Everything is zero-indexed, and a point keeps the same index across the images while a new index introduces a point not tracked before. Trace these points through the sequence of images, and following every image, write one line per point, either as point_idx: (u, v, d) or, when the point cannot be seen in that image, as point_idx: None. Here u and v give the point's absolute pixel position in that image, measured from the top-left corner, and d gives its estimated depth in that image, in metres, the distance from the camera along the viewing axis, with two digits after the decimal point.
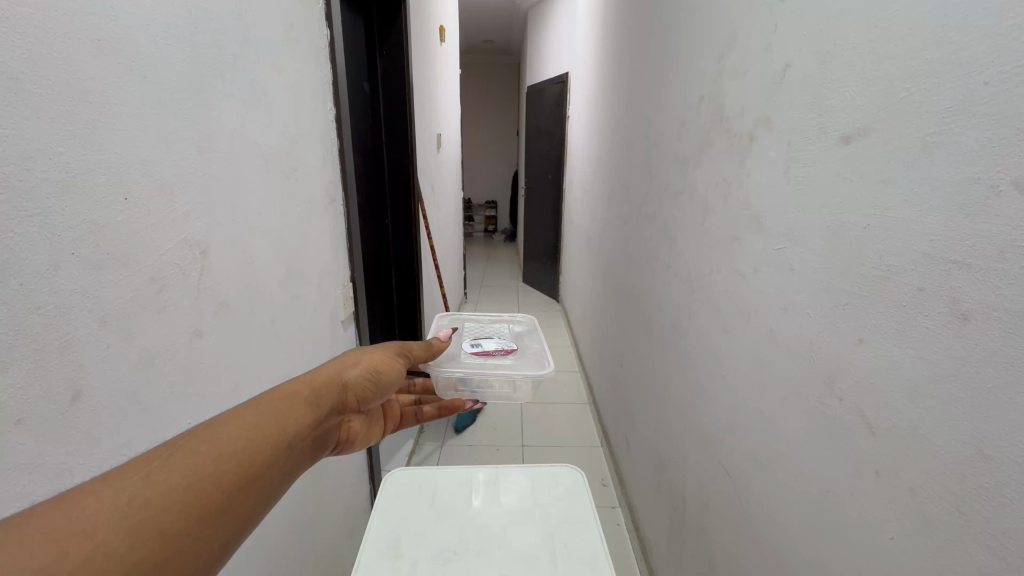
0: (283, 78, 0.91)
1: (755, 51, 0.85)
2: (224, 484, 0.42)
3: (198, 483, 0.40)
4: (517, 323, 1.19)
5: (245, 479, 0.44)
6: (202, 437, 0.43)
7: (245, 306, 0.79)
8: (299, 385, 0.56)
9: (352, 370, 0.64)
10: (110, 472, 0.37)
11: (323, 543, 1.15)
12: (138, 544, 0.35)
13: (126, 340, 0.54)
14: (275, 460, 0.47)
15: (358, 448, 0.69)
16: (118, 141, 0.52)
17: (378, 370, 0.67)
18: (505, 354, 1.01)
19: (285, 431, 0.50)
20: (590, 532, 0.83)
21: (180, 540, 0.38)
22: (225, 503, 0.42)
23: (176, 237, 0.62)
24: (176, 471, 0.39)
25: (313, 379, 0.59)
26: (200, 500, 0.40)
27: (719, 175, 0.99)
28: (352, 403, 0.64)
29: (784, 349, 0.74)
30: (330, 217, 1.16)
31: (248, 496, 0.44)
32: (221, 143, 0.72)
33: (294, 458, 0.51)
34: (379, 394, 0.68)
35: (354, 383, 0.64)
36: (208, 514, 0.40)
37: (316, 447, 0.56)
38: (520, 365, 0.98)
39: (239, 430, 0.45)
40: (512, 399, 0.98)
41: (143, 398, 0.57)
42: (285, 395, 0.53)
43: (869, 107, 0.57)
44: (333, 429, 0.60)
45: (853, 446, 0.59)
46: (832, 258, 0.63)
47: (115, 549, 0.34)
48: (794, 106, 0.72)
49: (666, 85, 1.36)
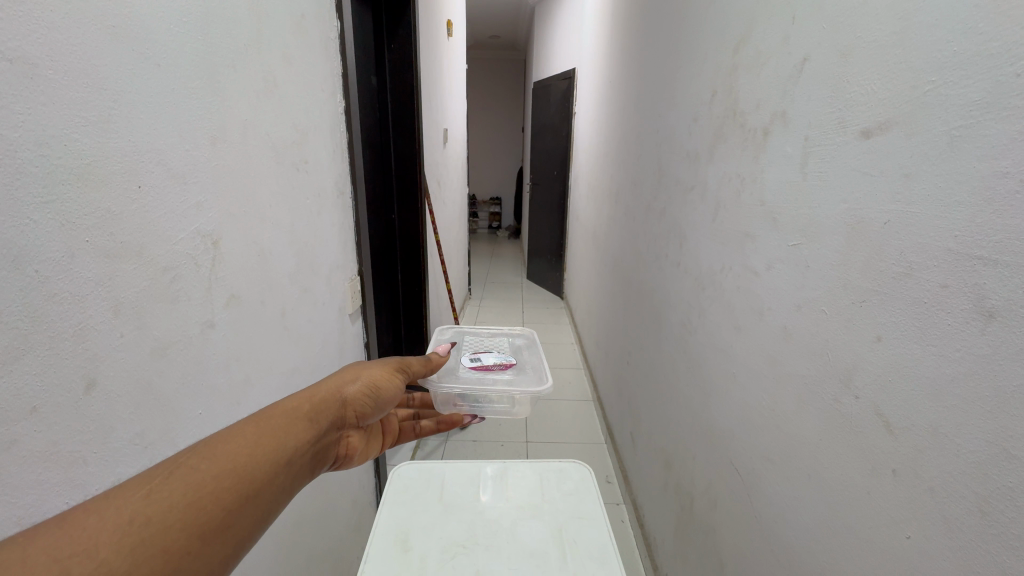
0: (295, 70, 0.91)
1: (772, 44, 0.84)
2: (223, 501, 0.42)
3: (197, 501, 0.40)
4: (517, 336, 1.19)
5: (245, 497, 0.43)
6: (203, 453, 0.43)
7: (256, 299, 0.79)
8: (299, 401, 0.56)
9: (352, 385, 0.64)
10: (112, 490, 0.37)
11: (331, 535, 1.15)
12: (138, 562, 0.35)
13: (140, 329, 0.54)
14: (275, 476, 0.47)
15: (357, 463, 0.68)
16: (133, 129, 0.52)
17: (378, 386, 0.67)
18: (503, 369, 1.01)
19: (286, 446, 0.49)
20: (600, 527, 0.83)
21: (180, 558, 0.38)
22: (224, 521, 0.41)
23: (189, 227, 0.62)
24: (176, 489, 0.39)
25: (314, 394, 0.58)
26: (200, 518, 0.39)
27: (732, 170, 0.98)
28: (351, 417, 0.64)
29: (798, 347, 0.74)
30: (339, 211, 1.15)
31: (248, 514, 0.44)
32: (233, 134, 0.71)
33: (294, 475, 0.50)
34: (379, 408, 0.67)
35: (354, 398, 0.64)
36: (208, 532, 0.40)
37: (315, 463, 0.55)
38: (518, 381, 0.98)
39: (239, 446, 0.45)
40: (511, 415, 0.98)
41: (156, 388, 0.57)
42: (285, 410, 0.53)
43: (891, 101, 0.56)
44: (333, 444, 0.59)
45: (870, 444, 0.59)
46: (851, 254, 0.62)
47: (115, 567, 0.34)
48: (813, 99, 0.71)
49: (677, 79, 1.34)
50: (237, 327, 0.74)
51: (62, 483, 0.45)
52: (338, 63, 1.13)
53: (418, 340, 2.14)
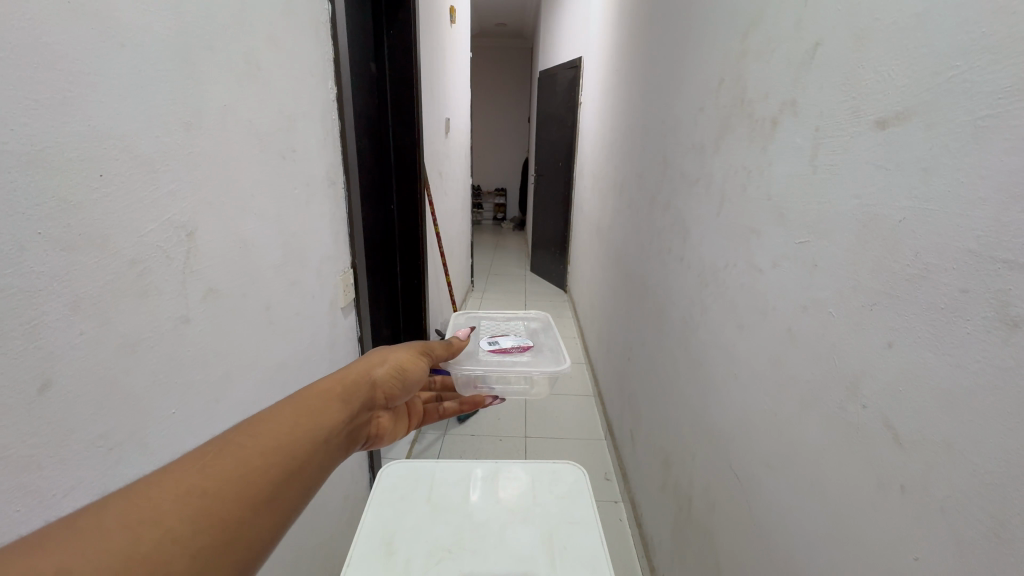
0: (282, 54, 0.87)
1: (783, 27, 0.79)
2: (268, 478, 0.41)
3: (244, 479, 0.40)
4: (531, 320, 1.16)
5: (291, 470, 0.43)
6: (245, 433, 0.43)
7: (238, 292, 0.77)
8: (331, 382, 0.55)
9: (379, 368, 0.63)
10: (162, 470, 0.37)
11: (322, 532, 1.14)
12: (199, 530, 0.36)
13: (102, 325, 0.51)
14: (315, 453, 0.47)
15: (387, 443, 0.66)
16: (94, 113, 0.49)
17: (404, 368, 0.66)
18: (522, 351, 0.99)
19: (324, 424, 0.49)
20: (592, 534, 0.80)
21: (234, 528, 0.38)
22: (273, 493, 0.41)
23: (159, 218, 0.58)
24: (228, 464, 0.40)
25: (344, 376, 0.57)
26: (250, 490, 0.40)
27: (739, 162, 0.94)
28: (381, 399, 0.62)
29: (802, 350, 0.70)
30: (330, 201, 1.12)
31: (293, 487, 0.43)
32: (211, 120, 0.68)
33: (333, 452, 0.50)
34: (406, 390, 0.66)
35: (383, 380, 0.63)
36: (260, 503, 0.40)
37: (351, 442, 0.54)
38: (537, 362, 0.97)
39: (280, 425, 0.45)
40: (528, 396, 0.95)
41: (124, 386, 0.54)
42: (320, 391, 0.52)
43: (911, 88, 0.52)
44: (366, 424, 0.58)
45: (876, 457, 0.55)
46: (862, 253, 0.59)
47: (182, 534, 0.35)
48: (825, 87, 0.67)
49: (685, 64, 1.28)
50: (217, 321, 0.71)
51: (14, 489, 0.43)
52: (329, 46, 1.08)
53: (417, 332, 2.12)
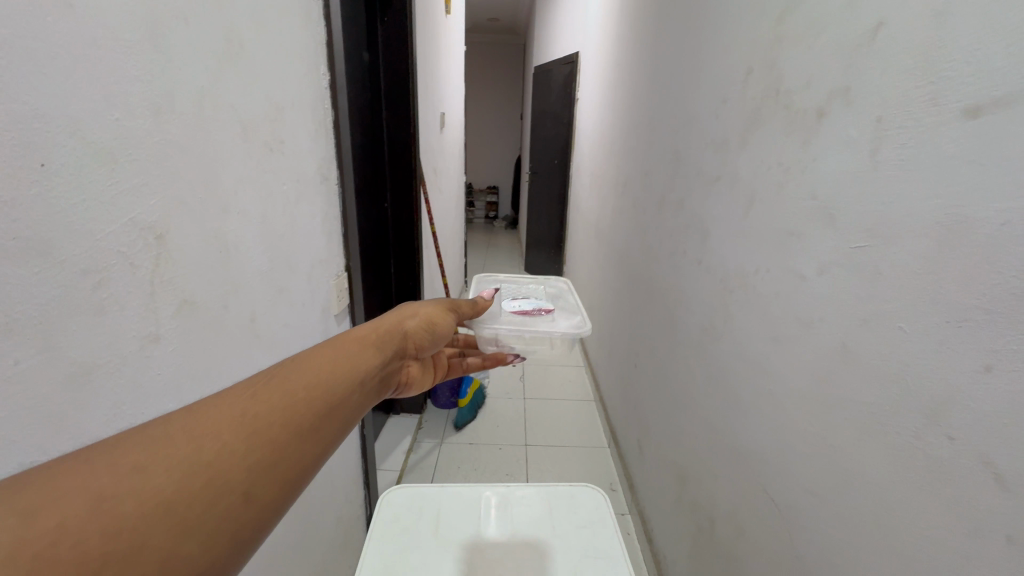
0: (268, 33, 0.78)
1: (830, 7, 0.71)
2: (315, 406, 0.39)
3: (291, 409, 0.37)
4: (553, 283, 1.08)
5: (334, 404, 0.41)
6: (290, 366, 0.40)
7: (218, 305, 0.67)
8: (365, 330, 0.52)
9: (411, 320, 0.60)
10: (212, 396, 0.35)
11: (313, 562, 1.04)
12: (252, 448, 0.33)
13: (46, 352, 0.41)
14: (355, 391, 0.44)
15: (414, 395, 0.63)
16: (33, 88, 0.39)
17: (434, 322, 0.63)
18: (543, 313, 0.89)
19: (361, 365, 0.46)
20: (619, 570, 0.71)
21: (283, 452, 0.35)
22: (317, 422, 0.39)
23: (122, 219, 0.49)
24: (277, 391, 0.37)
25: (378, 326, 0.55)
26: (298, 417, 0.37)
27: (772, 157, 0.86)
28: (411, 349, 0.59)
29: (860, 368, 0.63)
30: (322, 199, 1.02)
31: (336, 421, 0.41)
32: (185, 104, 0.58)
33: (370, 393, 0.47)
34: (435, 343, 0.64)
35: (414, 332, 0.60)
36: (306, 432, 0.37)
37: (384, 387, 0.51)
38: (557, 325, 0.87)
39: (321, 361, 0.43)
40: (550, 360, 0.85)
41: (75, 424, 0.45)
42: (355, 337, 0.50)
43: (1016, 68, 0.44)
44: (398, 372, 0.55)
45: (970, 497, 0.48)
46: (944, 262, 0.51)
47: (235, 450, 0.33)
48: (891, 71, 0.59)
49: (703, 54, 1.21)
50: (193, 339, 0.61)
51: None
52: (321, 28, 0.98)
53: None
